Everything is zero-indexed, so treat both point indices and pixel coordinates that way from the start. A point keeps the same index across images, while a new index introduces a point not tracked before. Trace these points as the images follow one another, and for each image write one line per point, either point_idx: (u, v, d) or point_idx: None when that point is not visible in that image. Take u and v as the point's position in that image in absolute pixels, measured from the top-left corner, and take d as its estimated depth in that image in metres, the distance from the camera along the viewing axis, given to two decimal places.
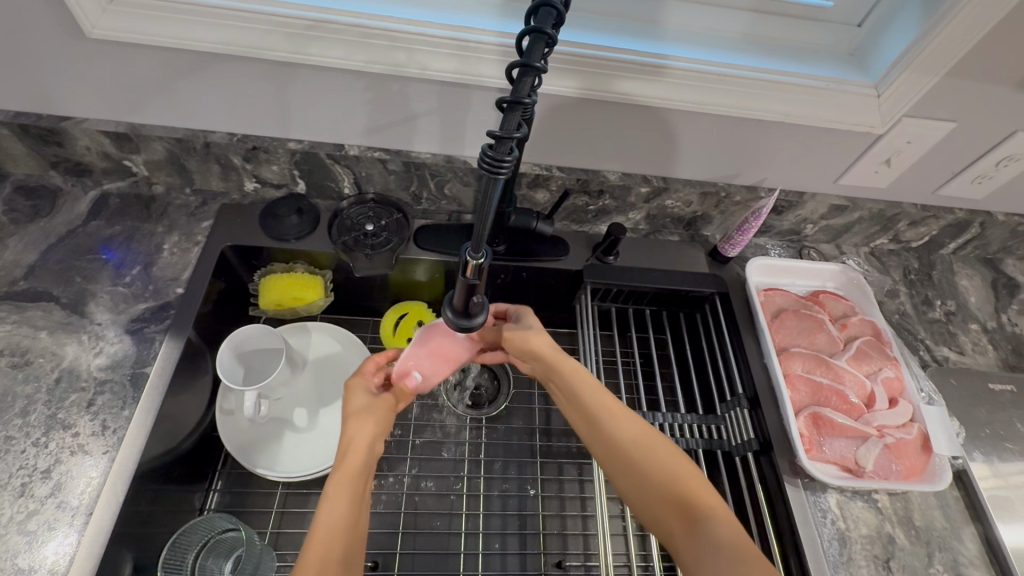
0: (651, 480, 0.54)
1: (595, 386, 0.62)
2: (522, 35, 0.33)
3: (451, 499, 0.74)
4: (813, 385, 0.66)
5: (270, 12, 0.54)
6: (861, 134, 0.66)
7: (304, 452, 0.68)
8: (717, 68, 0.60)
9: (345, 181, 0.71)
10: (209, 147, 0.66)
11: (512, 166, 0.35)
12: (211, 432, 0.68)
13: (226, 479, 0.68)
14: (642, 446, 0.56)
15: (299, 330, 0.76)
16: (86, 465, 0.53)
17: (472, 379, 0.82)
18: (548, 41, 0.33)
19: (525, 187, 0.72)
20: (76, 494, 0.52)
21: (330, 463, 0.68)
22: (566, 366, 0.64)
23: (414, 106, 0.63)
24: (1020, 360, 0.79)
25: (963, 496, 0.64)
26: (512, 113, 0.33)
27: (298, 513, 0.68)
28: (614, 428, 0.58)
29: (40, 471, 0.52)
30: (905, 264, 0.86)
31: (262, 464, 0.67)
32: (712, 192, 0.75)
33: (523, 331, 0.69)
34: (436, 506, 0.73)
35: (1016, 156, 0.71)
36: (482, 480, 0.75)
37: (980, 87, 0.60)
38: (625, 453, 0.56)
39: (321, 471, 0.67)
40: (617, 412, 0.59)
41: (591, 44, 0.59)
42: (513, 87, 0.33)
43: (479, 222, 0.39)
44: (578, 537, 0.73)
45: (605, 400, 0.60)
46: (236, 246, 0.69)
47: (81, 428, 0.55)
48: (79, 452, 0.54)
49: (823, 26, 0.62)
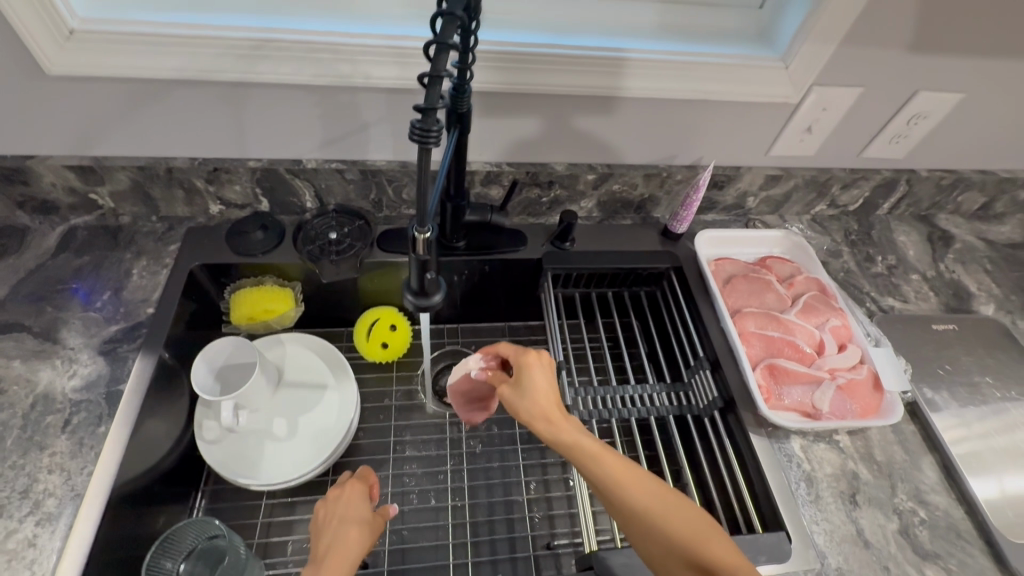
0: (673, 549, 0.49)
1: (601, 453, 0.55)
2: (435, 17, 0.38)
3: (437, 493, 0.75)
4: (766, 339, 0.70)
5: (217, 38, 0.58)
6: (778, 105, 0.72)
7: (286, 459, 0.69)
8: (635, 54, 0.65)
9: (307, 195, 0.75)
10: (172, 172, 0.69)
11: (441, 137, 0.39)
12: (190, 449, 0.69)
13: (210, 495, 0.69)
14: (658, 513, 0.51)
15: (273, 342, 0.78)
16: (64, 482, 0.54)
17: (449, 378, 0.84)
18: (460, 21, 0.38)
19: (479, 185, 0.77)
20: (55, 510, 0.52)
21: (313, 467, 0.69)
22: (573, 429, 0.57)
23: (365, 115, 0.67)
24: (961, 303, 0.84)
25: (919, 430, 0.68)
26: (434, 86, 0.37)
27: (285, 521, 0.68)
28: (625, 497, 0.52)
29: (18, 492, 0.53)
30: (845, 227, 0.92)
31: (244, 474, 0.67)
32: (654, 173, 0.80)
33: (521, 393, 0.61)
34: (423, 502, 0.74)
35: (922, 114, 0.77)
36: (466, 471, 0.77)
37: (875, 52, 0.67)
38: (643, 522, 0.51)
39: (304, 475, 0.68)
40: (625, 480, 0.53)
41: (517, 42, 0.63)
42: (433, 64, 0.37)
43: (418, 195, 0.43)
44: (565, 516, 0.74)
45: (604, 469, 0.54)
46: (205, 265, 0.71)
47: (58, 447, 0.56)
48: (57, 470, 0.54)
49: (728, 11, 0.68)
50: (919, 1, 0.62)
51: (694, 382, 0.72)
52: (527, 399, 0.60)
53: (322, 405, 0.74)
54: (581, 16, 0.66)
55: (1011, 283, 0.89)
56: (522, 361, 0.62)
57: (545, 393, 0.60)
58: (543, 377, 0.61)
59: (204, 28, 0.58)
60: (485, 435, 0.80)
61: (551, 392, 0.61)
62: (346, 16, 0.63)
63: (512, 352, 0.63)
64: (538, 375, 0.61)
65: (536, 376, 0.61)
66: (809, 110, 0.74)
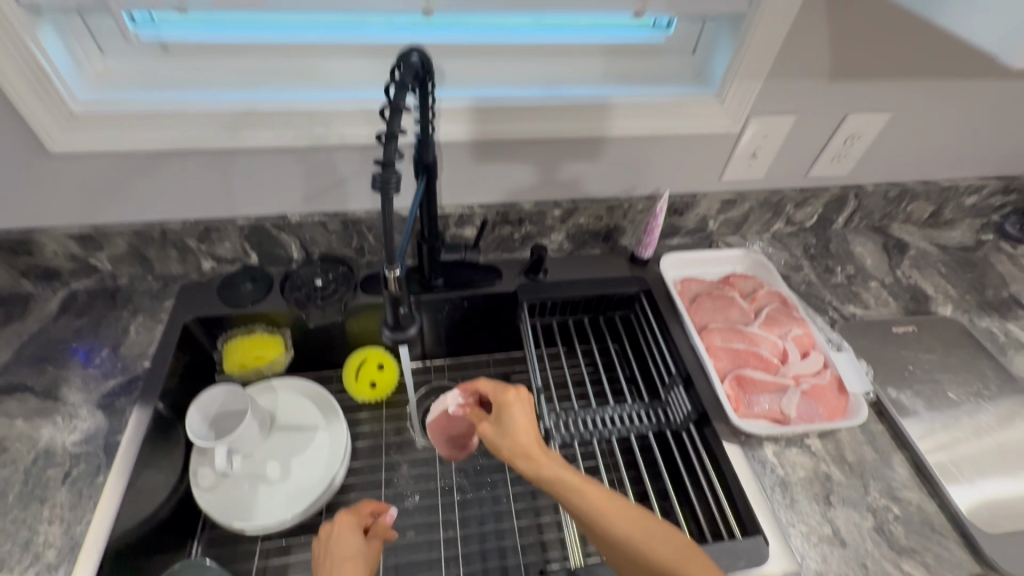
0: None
1: (584, 485, 0.53)
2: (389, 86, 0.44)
3: (430, 526, 0.76)
4: (732, 352, 0.73)
5: (205, 112, 0.64)
6: (721, 136, 0.79)
7: (279, 501, 0.71)
8: (583, 100, 0.72)
9: (293, 246, 0.80)
10: (166, 234, 0.75)
11: (401, 185, 0.44)
12: (185, 497, 0.71)
13: (206, 542, 0.70)
14: (641, 538, 0.49)
15: (265, 388, 0.81)
16: (63, 533, 0.56)
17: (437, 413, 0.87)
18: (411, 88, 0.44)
19: (454, 227, 0.83)
20: (54, 561, 0.54)
21: (306, 507, 0.71)
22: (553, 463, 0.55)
23: (343, 170, 0.74)
24: (919, 306, 0.89)
25: (888, 429, 0.70)
26: (391, 142, 0.43)
27: (280, 563, 0.70)
28: (609, 528, 0.50)
29: (19, 546, 0.55)
30: (804, 243, 0.98)
31: (239, 518, 0.69)
32: (616, 205, 0.86)
33: (500, 431, 0.59)
34: (416, 537, 0.75)
35: (855, 134, 0.84)
36: (457, 503, 0.78)
37: (800, 84, 0.74)
38: (627, 551, 0.49)
39: (298, 516, 0.69)
40: (607, 509, 0.51)
41: (475, 97, 0.70)
42: (389, 124, 0.43)
43: (386, 237, 0.48)
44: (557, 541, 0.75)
45: (589, 502, 0.52)
46: (199, 317, 0.76)
47: (58, 500, 0.58)
48: (57, 522, 0.57)
49: (664, 57, 0.75)
50: (830, 38, 0.70)
51: (670, 399, 0.75)
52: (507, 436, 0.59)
53: (314, 446, 0.77)
54: (534, 68, 0.74)
55: (966, 284, 0.93)
56: (500, 398, 0.61)
57: (525, 430, 0.58)
58: (520, 413, 0.59)
59: (192, 104, 0.65)
60: (473, 466, 0.83)
61: (530, 427, 0.59)
62: (321, 84, 0.70)
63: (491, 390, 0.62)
64: (517, 411, 0.60)
65: (515, 412, 0.60)
66: (750, 139, 0.81)
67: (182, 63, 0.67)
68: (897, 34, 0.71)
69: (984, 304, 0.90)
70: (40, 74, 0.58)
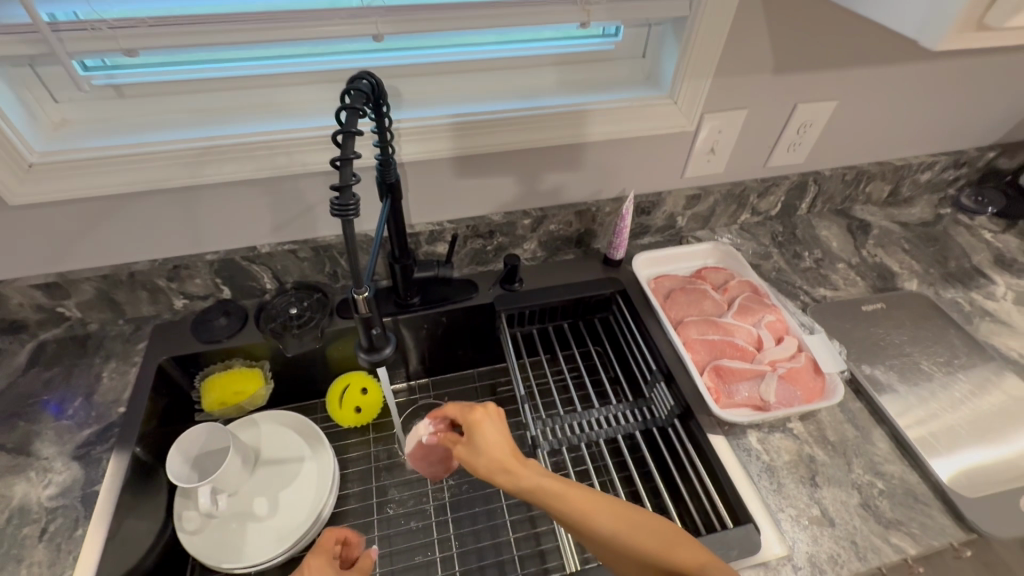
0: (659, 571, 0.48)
1: (566, 491, 0.53)
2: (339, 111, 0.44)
3: (426, 547, 0.75)
4: (708, 344, 0.74)
5: (163, 150, 0.64)
6: (678, 134, 0.81)
7: (268, 537, 0.70)
8: (540, 110, 0.74)
9: (265, 277, 0.80)
10: (134, 276, 0.74)
11: (359, 208, 0.45)
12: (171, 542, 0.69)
13: None
14: (627, 533, 0.50)
15: (248, 423, 0.80)
16: None
17: None
18: (362, 112, 0.45)
19: (426, 244, 0.83)
20: None
21: (295, 541, 0.69)
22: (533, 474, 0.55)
23: (309, 197, 0.74)
24: (886, 283, 0.91)
25: (866, 406, 0.72)
26: (346, 167, 0.44)
27: None
28: (595, 529, 0.50)
29: None
30: (771, 231, 1.00)
31: (227, 559, 0.68)
32: (584, 209, 0.87)
33: (475, 449, 0.58)
34: (412, 559, 0.74)
35: (807, 122, 0.87)
36: (452, 521, 0.78)
37: (747, 79, 0.77)
38: (614, 550, 0.50)
39: (287, 551, 0.68)
40: (591, 511, 0.51)
41: (434, 115, 0.71)
42: (342, 148, 0.44)
43: (350, 259, 0.48)
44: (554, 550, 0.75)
45: (573, 508, 0.52)
46: (174, 357, 0.75)
47: (36, 558, 0.57)
48: None
49: (615, 63, 0.77)
50: (771, 34, 0.72)
51: (653, 396, 0.76)
52: (483, 453, 0.58)
53: (301, 476, 0.76)
54: (490, 83, 0.75)
55: (929, 258, 0.96)
56: (470, 419, 0.60)
57: (500, 444, 0.58)
58: (493, 428, 0.59)
59: (150, 143, 0.64)
60: (464, 482, 0.82)
61: (504, 439, 0.58)
62: (280, 113, 0.70)
63: (459, 412, 0.61)
64: (488, 428, 0.59)
65: (488, 428, 0.59)
66: (707, 134, 0.83)
67: (137, 104, 0.67)
68: (833, 24, 0.74)
69: (948, 276, 0.93)
70: None
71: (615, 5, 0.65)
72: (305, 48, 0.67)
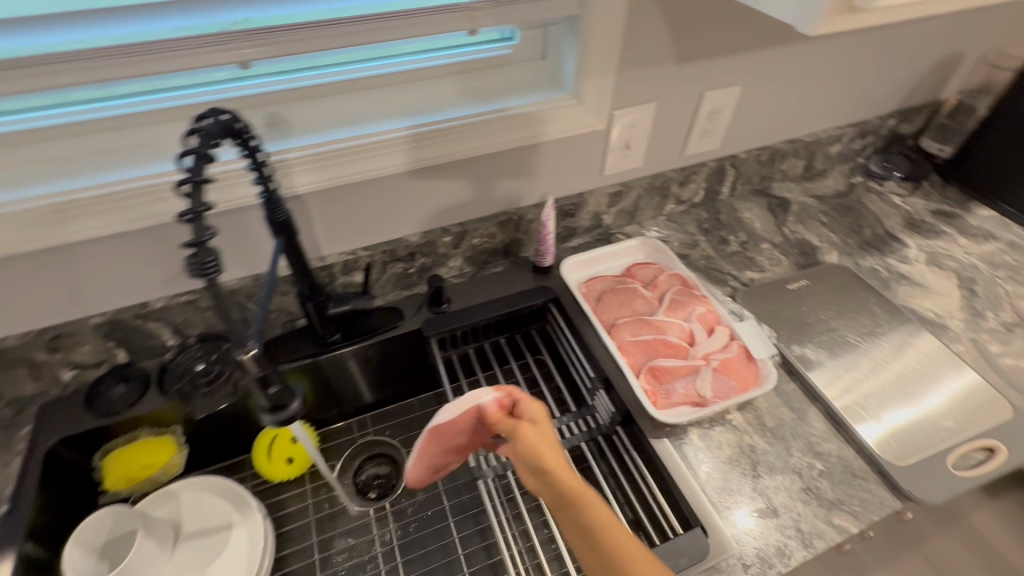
0: None
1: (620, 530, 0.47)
2: (182, 157, 0.39)
3: None
4: (643, 345, 0.73)
5: (10, 212, 0.56)
6: (590, 134, 0.80)
7: None
8: (442, 125, 0.70)
9: (165, 333, 0.73)
10: (4, 354, 0.65)
11: (222, 264, 0.40)
12: None
13: None
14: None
15: (166, 496, 0.71)
16: None
17: (369, 471, 0.83)
18: (211, 155, 0.40)
19: (342, 276, 0.78)
20: None
21: None
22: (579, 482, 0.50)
23: (200, 243, 0.67)
24: (808, 258, 0.93)
25: (799, 386, 0.73)
26: (198, 222, 0.38)
27: None
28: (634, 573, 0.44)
29: None
30: (697, 218, 1.00)
31: None
32: (506, 219, 0.84)
33: (537, 435, 0.54)
34: None
35: (716, 109, 0.87)
36: (402, 565, 0.73)
37: (651, 72, 0.76)
38: None
39: None
40: (636, 554, 0.45)
41: (327, 140, 0.66)
42: (191, 201, 0.38)
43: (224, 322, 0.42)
44: None
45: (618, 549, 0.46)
46: (66, 438, 0.67)
47: None
48: None
49: (516, 67, 0.74)
50: (667, 25, 0.71)
51: (595, 404, 0.74)
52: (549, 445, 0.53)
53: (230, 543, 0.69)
54: (387, 99, 0.70)
55: (846, 229, 0.99)
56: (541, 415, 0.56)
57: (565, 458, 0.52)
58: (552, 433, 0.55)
59: None
60: (415, 520, 0.78)
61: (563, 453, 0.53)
62: (151, 155, 0.63)
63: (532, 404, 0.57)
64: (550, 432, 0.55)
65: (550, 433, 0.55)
66: (620, 131, 0.82)
67: None
68: (727, 11, 0.74)
69: (865, 244, 0.96)
70: None
71: (502, 8, 0.61)
72: (170, 80, 0.60)
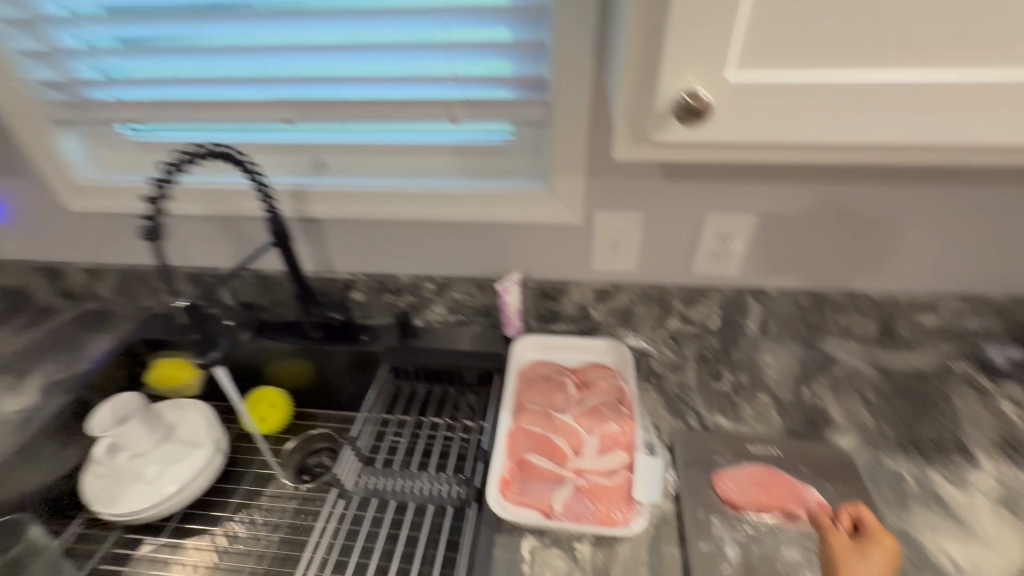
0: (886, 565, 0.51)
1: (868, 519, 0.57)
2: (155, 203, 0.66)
3: (251, 559, 0.80)
4: (529, 436, 0.72)
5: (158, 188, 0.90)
6: (569, 225, 0.84)
7: (133, 498, 0.83)
8: (430, 189, 0.84)
9: (225, 293, 1.01)
10: (141, 275, 1.01)
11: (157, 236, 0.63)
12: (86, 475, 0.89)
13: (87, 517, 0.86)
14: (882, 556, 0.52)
15: (176, 406, 0.95)
16: None
17: (316, 457, 0.94)
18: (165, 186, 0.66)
19: (344, 291, 0.97)
20: None
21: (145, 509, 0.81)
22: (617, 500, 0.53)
23: (254, 236, 0.94)
24: (810, 430, 0.77)
25: (680, 556, 0.62)
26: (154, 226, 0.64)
27: (122, 553, 0.82)
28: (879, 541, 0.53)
29: None
30: (702, 345, 0.91)
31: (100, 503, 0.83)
32: (484, 283, 0.92)
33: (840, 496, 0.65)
34: (233, 563, 0.80)
35: (726, 232, 0.82)
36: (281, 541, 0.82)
37: (630, 182, 0.78)
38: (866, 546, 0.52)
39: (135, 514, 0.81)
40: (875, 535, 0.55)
41: (343, 183, 0.87)
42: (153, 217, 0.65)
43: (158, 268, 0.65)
44: None
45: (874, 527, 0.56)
46: (141, 339, 0.99)
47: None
48: None
49: (510, 156, 0.85)
50: None
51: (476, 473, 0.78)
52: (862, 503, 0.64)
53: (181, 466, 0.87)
54: (398, 162, 0.87)
55: (894, 415, 0.78)
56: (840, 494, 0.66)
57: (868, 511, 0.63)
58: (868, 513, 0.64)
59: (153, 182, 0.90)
60: (312, 511, 0.86)
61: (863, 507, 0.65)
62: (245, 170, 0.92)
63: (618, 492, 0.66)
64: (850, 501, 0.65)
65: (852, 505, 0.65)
66: (603, 231, 0.84)
67: None
68: None
69: (906, 442, 0.75)
70: (62, 163, 0.88)
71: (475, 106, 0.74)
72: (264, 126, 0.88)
